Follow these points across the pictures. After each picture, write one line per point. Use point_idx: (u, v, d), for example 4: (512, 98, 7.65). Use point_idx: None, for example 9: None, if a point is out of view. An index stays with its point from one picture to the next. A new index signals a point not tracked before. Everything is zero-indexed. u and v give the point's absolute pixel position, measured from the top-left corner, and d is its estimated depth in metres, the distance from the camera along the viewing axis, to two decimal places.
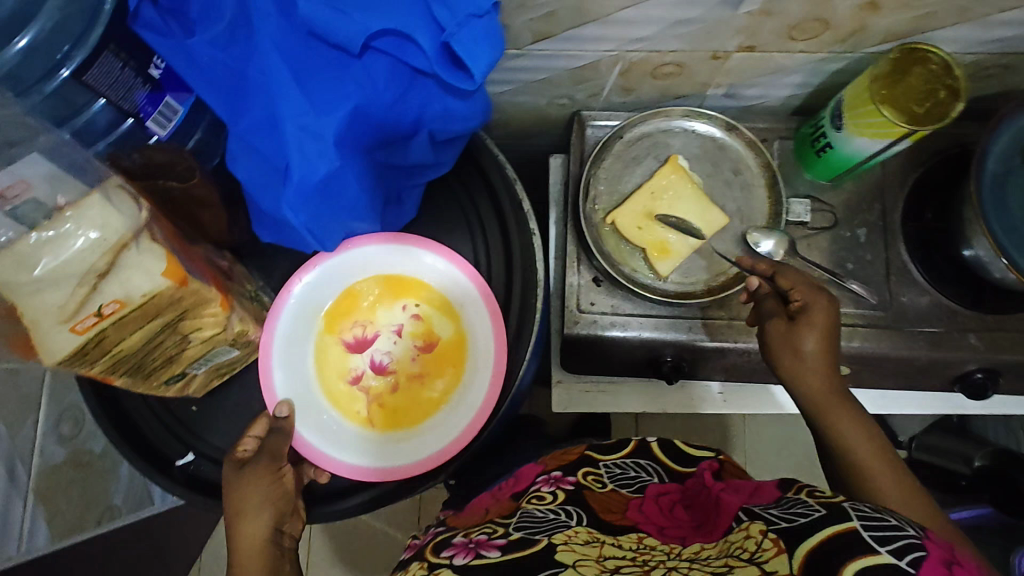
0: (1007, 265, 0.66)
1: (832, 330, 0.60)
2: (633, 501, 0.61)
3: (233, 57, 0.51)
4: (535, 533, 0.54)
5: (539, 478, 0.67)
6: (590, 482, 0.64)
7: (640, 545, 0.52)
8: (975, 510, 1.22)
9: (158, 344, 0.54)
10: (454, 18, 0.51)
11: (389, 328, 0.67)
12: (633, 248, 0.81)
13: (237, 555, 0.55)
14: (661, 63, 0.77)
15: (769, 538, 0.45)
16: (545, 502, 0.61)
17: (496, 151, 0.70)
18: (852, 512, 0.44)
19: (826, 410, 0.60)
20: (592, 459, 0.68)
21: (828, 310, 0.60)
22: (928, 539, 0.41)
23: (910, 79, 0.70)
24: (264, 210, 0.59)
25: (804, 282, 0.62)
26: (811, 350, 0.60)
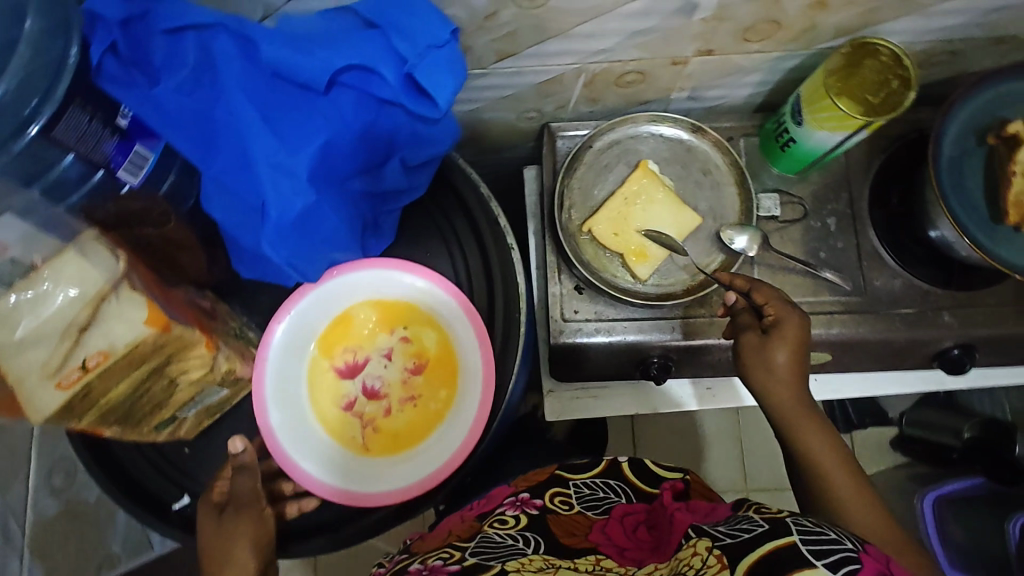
0: (969, 244, 0.68)
1: (802, 345, 0.61)
2: (597, 522, 0.63)
3: (199, 102, 0.52)
4: (489, 559, 0.54)
5: (507, 501, 0.68)
6: (556, 504, 0.66)
7: (596, 566, 0.55)
8: (966, 482, 1.27)
9: (145, 391, 0.54)
10: (415, 49, 0.53)
11: (380, 352, 0.67)
12: (611, 254, 0.82)
13: None
14: (623, 72, 0.79)
15: (713, 554, 0.45)
16: (508, 526, 0.62)
17: (469, 170, 0.71)
18: (794, 526, 0.45)
19: (794, 424, 0.61)
20: (562, 479, 0.70)
21: (800, 325, 0.61)
22: (865, 552, 0.43)
23: (864, 71, 0.73)
24: (244, 248, 0.60)
25: (776, 298, 0.64)
26: (782, 364, 0.61)
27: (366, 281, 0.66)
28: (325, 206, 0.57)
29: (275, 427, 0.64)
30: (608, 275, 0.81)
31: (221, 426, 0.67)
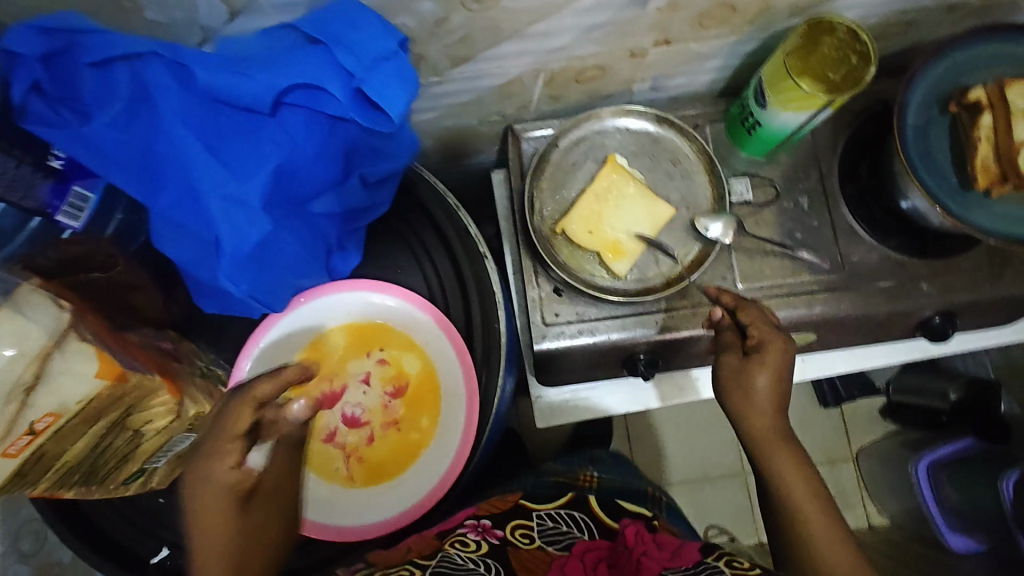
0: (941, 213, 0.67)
1: (783, 380, 0.61)
2: (556, 560, 0.61)
3: (139, 137, 0.50)
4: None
5: (467, 524, 0.64)
6: (517, 537, 0.63)
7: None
8: (958, 444, 1.24)
9: (107, 446, 0.51)
10: (359, 63, 0.49)
11: (357, 378, 0.65)
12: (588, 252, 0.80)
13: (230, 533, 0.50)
14: (582, 68, 0.77)
15: None
16: (469, 551, 0.61)
17: (432, 180, 0.69)
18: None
19: (772, 454, 0.59)
20: (526, 510, 0.66)
21: (784, 358, 0.61)
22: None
23: (822, 49, 0.72)
24: (203, 284, 0.57)
25: (765, 328, 0.64)
26: (763, 390, 0.60)
27: (336, 307, 0.65)
28: (283, 234, 0.54)
29: None
30: (585, 275, 0.80)
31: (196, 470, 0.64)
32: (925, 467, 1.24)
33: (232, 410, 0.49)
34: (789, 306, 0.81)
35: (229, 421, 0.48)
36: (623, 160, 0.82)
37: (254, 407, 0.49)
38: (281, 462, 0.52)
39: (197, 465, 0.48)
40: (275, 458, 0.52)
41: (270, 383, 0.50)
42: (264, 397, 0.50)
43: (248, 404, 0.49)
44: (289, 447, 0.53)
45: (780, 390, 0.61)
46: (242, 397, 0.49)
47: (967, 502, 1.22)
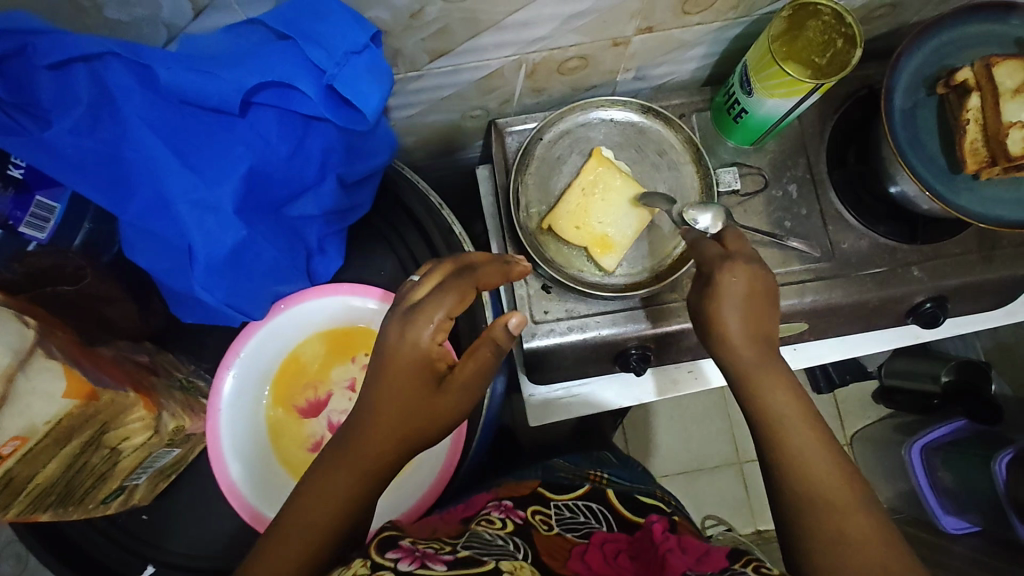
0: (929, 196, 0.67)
1: (759, 291, 0.54)
2: (576, 547, 0.58)
3: (101, 141, 0.47)
4: (482, 554, 0.52)
5: (490, 505, 0.66)
6: (538, 521, 0.63)
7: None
8: (950, 425, 1.28)
9: (83, 464, 0.49)
10: (331, 58, 0.47)
11: (342, 385, 0.63)
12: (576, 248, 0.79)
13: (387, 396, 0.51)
14: (564, 59, 0.75)
15: None
16: (495, 528, 0.59)
17: (414, 178, 0.68)
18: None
19: (762, 378, 0.52)
20: (544, 498, 0.69)
21: (743, 277, 0.53)
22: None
23: (807, 32, 0.71)
24: (178, 295, 0.55)
25: (717, 253, 0.56)
26: (737, 328, 0.53)
27: (318, 312, 0.63)
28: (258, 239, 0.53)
29: (236, 482, 0.59)
30: (574, 271, 0.79)
31: (179, 485, 0.62)
32: (917, 449, 1.31)
33: (451, 283, 0.52)
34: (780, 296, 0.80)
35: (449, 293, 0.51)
36: (609, 151, 0.80)
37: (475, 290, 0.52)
38: (477, 362, 0.52)
39: (405, 326, 0.51)
40: (470, 361, 0.52)
41: (498, 274, 0.53)
42: (489, 285, 0.54)
43: (471, 284, 0.52)
44: (491, 351, 0.53)
45: (753, 305, 0.54)
46: (469, 277, 0.52)
47: (959, 484, 1.23)
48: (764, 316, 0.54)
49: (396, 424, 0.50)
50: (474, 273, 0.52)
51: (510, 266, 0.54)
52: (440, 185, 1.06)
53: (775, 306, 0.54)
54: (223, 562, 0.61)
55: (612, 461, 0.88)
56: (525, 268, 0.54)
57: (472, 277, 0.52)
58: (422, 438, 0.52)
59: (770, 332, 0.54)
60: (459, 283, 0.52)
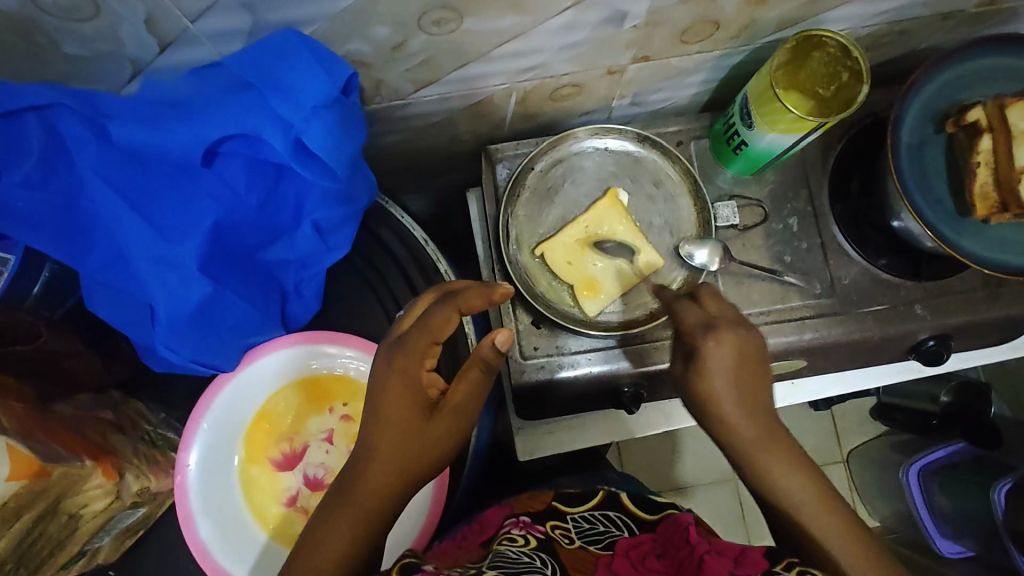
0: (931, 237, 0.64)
1: (749, 358, 0.52)
2: (601, 559, 0.55)
3: (57, 193, 0.45)
4: (508, 574, 0.48)
5: (508, 521, 0.61)
6: (558, 536, 0.58)
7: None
8: (950, 448, 1.22)
9: (38, 537, 0.46)
10: (300, 113, 0.46)
11: (319, 437, 0.61)
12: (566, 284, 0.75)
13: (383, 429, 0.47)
14: (557, 86, 0.72)
15: None
16: (518, 545, 0.55)
17: (399, 215, 0.65)
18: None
19: (766, 459, 0.50)
20: (559, 511, 0.63)
21: (729, 346, 0.51)
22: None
23: (811, 64, 0.68)
24: (142, 349, 0.53)
25: (698, 321, 0.54)
26: (728, 399, 0.51)
27: (293, 361, 0.60)
28: (227, 294, 0.50)
29: (206, 541, 0.57)
30: (563, 307, 0.75)
31: (147, 540, 0.60)
32: (913, 474, 1.24)
33: (435, 310, 0.48)
34: (779, 333, 0.76)
35: (433, 321, 0.48)
36: (626, 198, 0.78)
37: (460, 315, 0.49)
38: (469, 384, 0.50)
39: (391, 358, 0.48)
40: (462, 383, 0.50)
41: (481, 297, 0.50)
42: (472, 309, 0.50)
43: (454, 310, 0.49)
44: (483, 372, 0.51)
45: (744, 370, 0.52)
46: (451, 302, 0.49)
47: (958, 511, 1.18)
48: (758, 385, 0.52)
49: (394, 461, 0.47)
50: (457, 297, 0.49)
51: (494, 288, 0.52)
52: (428, 206, 1.02)
53: (766, 368, 0.53)
54: None
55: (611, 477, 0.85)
56: (507, 288, 0.52)
57: (456, 301, 0.49)
58: (423, 472, 0.49)
59: (766, 401, 0.53)
60: (443, 308, 0.48)
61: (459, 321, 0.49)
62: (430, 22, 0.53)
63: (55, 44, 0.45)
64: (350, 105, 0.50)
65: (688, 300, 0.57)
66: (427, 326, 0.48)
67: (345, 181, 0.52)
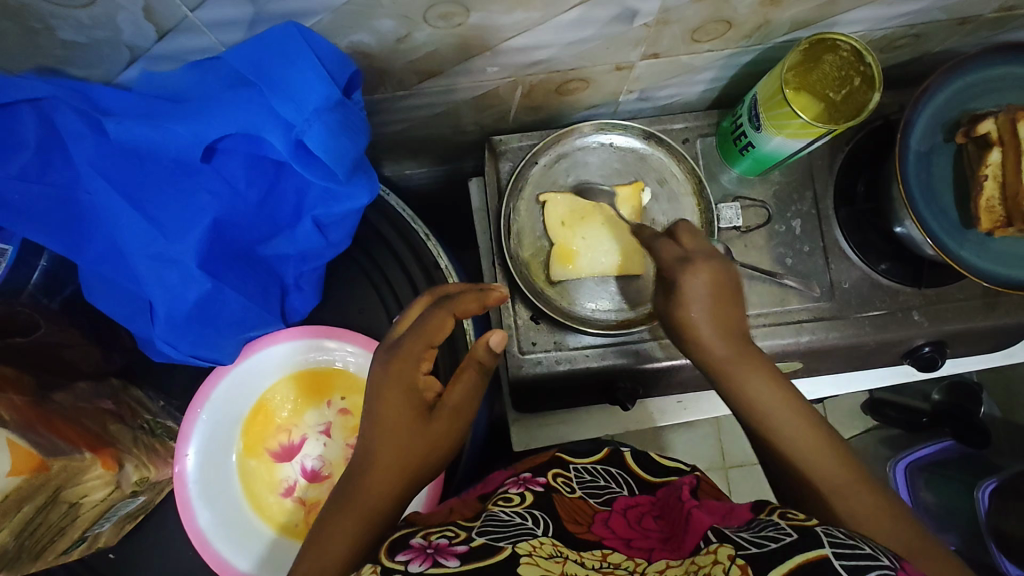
0: (931, 244, 0.63)
1: (726, 288, 0.52)
2: (600, 514, 0.53)
3: (54, 186, 0.45)
4: (497, 539, 0.45)
5: (509, 479, 0.59)
6: (559, 485, 0.57)
7: (603, 563, 0.44)
8: (937, 445, 1.22)
9: (38, 525, 0.46)
10: (301, 112, 0.45)
11: (316, 430, 0.62)
12: (557, 250, 0.75)
13: (381, 425, 0.47)
14: (564, 81, 0.70)
15: (736, 564, 0.37)
16: (512, 504, 0.52)
17: (400, 209, 0.65)
18: (824, 538, 0.39)
19: (736, 373, 0.52)
20: (563, 461, 0.63)
21: (704, 277, 0.51)
22: (903, 570, 0.37)
23: (824, 66, 0.67)
24: (141, 341, 0.54)
25: (675, 256, 0.54)
26: (709, 332, 0.52)
27: (293, 354, 0.61)
28: (226, 292, 0.50)
29: (204, 529, 0.58)
30: (562, 304, 0.75)
31: (145, 527, 0.61)
32: (902, 468, 1.23)
33: (431, 314, 0.51)
34: (776, 336, 0.76)
35: (428, 325, 0.50)
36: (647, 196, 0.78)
37: (454, 319, 0.51)
38: (465, 385, 0.52)
39: (389, 360, 0.49)
40: (458, 384, 0.52)
41: (476, 301, 0.52)
42: (467, 313, 0.52)
43: (448, 314, 0.51)
44: (476, 373, 0.53)
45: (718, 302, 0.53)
46: (446, 307, 0.51)
47: (943, 507, 1.19)
48: (731, 314, 0.53)
49: (395, 459, 0.47)
50: (452, 302, 0.51)
51: (488, 292, 0.53)
52: (430, 193, 1.01)
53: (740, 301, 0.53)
54: None
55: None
56: (502, 292, 0.54)
57: (450, 305, 0.51)
58: (423, 472, 0.49)
59: (741, 328, 0.53)
60: (437, 313, 0.50)
61: (453, 325, 0.52)
62: (436, 15, 0.52)
63: (50, 29, 0.42)
64: (355, 108, 0.48)
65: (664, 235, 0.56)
66: (423, 330, 0.50)
67: (346, 184, 0.49)
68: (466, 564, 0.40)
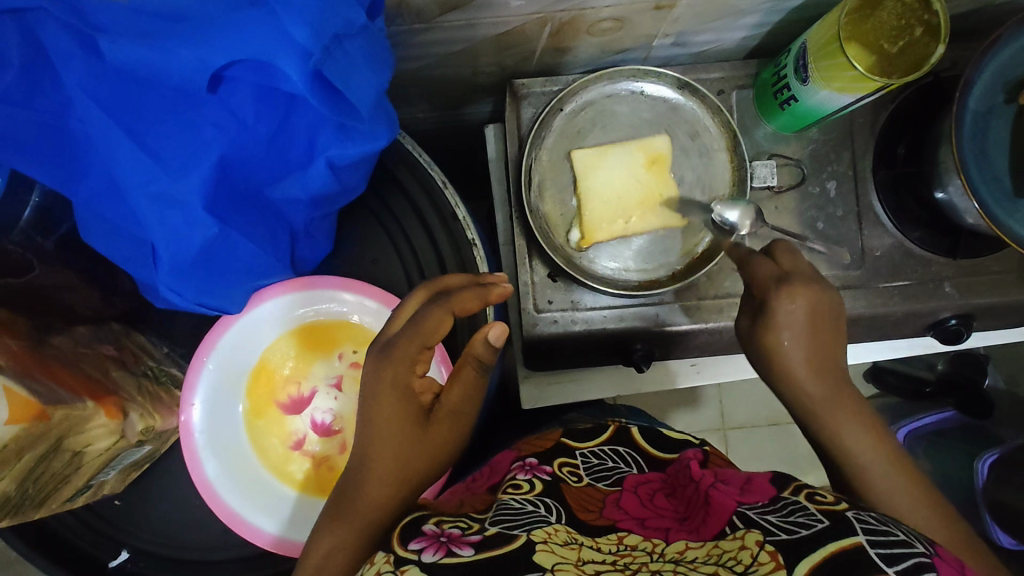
0: (979, 211, 0.59)
1: (820, 314, 0.51)
2: (611, 497, 0.51)
3: (42, 111, 0.41)
4: (511, 528, 0.43)
5: (515, 466, 0.58)
6: (565, 475, 0.55)
7: (621, 546, 0.42)
8: (938, 415, 1.17)
9: (41, 472, 0.45)
10: (319, 39, 0.40)
11: (327, 383, 0.60)
12: (608, 153, 0.71)
13: (367, 435, 0.47)
14: (597, 20, 0.65)
15: (766, 550, 0.37)
16: (522, 493, 0.51)
17: (419, 153, 0.61)
18: (857, 525, 0.38)
19: (827, 413, 0.51)
20: (568, 447, 0.60)
21: (804, 303, 0.50)
22: (938, 556, 0.36)
23: (882, 13, 0.61)
24: (144, 287, 0.52)
25: (771, 274, 0.52)
26: (800, 356, 0.51)
27: (302, 306, 0.59)
28: (234, 236, 0.47)
29: (211, 479, 0.57)
30: (582, 261, 0.72)
31: (151, 474, 0.61)
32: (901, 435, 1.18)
33: (426, 312, 0.47)
34: None
35: (424, 326, 0.47)
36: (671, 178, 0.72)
37: (453, 318, 0.48)
38: (462, 385, 0.49)
39: (380, 366, 0.47)
40: (455, 385, 0.50)
41: (476, 298, 0.48)
42: (466, 311, 0.48)
43: (447, 313, 0.47)
44: (476, 370, 0.49)
45: (815, 326, 0.51)
46: (443, 305, 0.47)
47: (940, 474, 1.15)
48: (827, 341, 0.52)
49: (394, 468, 0.47)
50: (449, 299, 0.47)
51: (489, 289, 0.49)
52: (442, 137, 0.95)
53: (837, 327, 0.52)
54: (194, 554, 0.59)
55: (623, 415, 0.82)
56: (504, 288, 0.50)
57: (447, 303, 0.47)
58: (424, 478, 0.49)
59: (832, 359, 0.52)
60: (433, 310, 0.47)
61: (451, 323, 0.48)
62: None
63: None
64: (371, 36, 0.44)
65: (760, 253, 0.55)
66: (418, 330, 0.46)
67: (366, 122, 0.46)
68: (481, 553, 0.39)
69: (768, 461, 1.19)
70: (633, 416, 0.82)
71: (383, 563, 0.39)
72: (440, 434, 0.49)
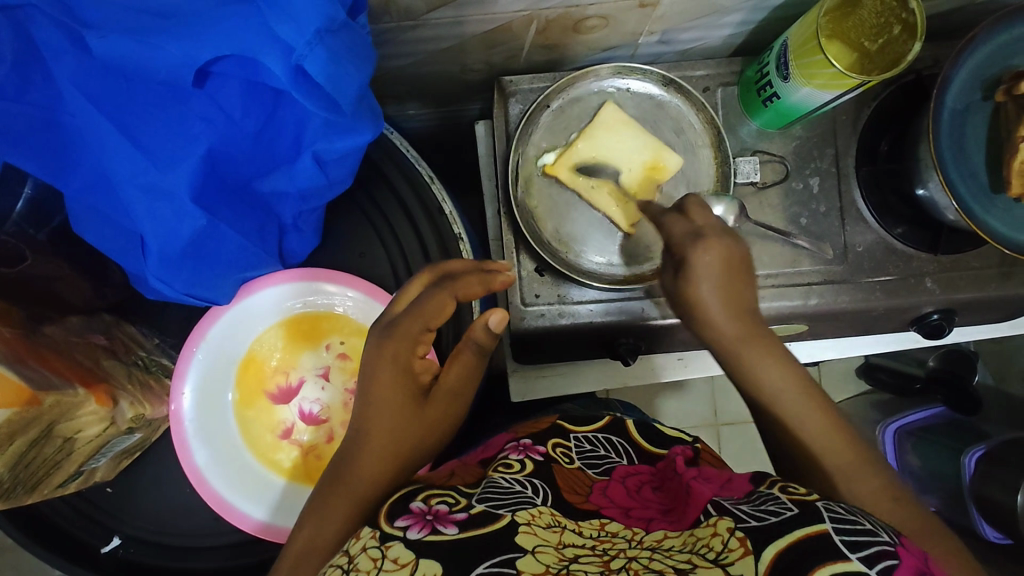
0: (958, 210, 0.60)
1: (735, 263, 0.50)
2: (598, 483, 0.53)
3: (34, 105, 0.42)
4: (497, 507, 0.44)
5: (508, 445, 0.59)
6: (558, 455, 0.56)
7: (602, 531, 0.43)
8: (926, 410, 1.20)
9: (33, 457, 0.46)
10: (303, 35, 0.40)
11: (315, 373, 0.61)
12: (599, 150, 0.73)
13: (364, 408, 0.49)
14: (583, 17, 0.66)
15: (735, 536, 0.38)
16: (513, 471, 0.52)
17: (407, 150, 0.62)
18: (824, 513, 0.39)
19: (751, 356, 0.50)
20: (564, 430, 0.61)
21: (716, 254, 0.49)
22: (902, 546, 0.37)
23: (862, 12, 0.63)
24: (134, 278, 0.53)
25: (684, 231, 0.52)
26: (716, 304, 0.50)
27: (291, 297, 0.60)
28: (222, 227, 0.48)
29: (201, 467, 0.58)
30: (569, 256, 0.73)
31: (143, 463, 0.62)
32: (890, 431, 1.22)
33: (430, 295, 0.49)
34: (784, 297, 0.74)
35: (426, 307, 0.48)
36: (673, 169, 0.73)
37: (455, 302, 0.50)
38: (461, 367, 0.52)
39: (383, 343, 0.49)
40: (454, 366, 0.52)
41: (478, 283, 0.50)
42: (469, 295, 0.50)
43: (449, 296, 0.49)
44: (473, 355, 0.52)
45: (732, 276, 0.51)
46: (448, 288, 0.49)
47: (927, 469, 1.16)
48: (743, 289, 0.51)
49: (383, 446, 0.48)
50: (453, 283, 0.49)
51: (492, 275, 0.51)
52: (433, 134, 0.97)
53: (750, 274, 0.52)
54: (184, 540, 0.61)
55: (614, 406, 0.83)
56: (506, 275, 0.52)
57: (451, 286, 0.49)
58: (412, 462, 0.50)
59: (751, 303, 0.52)
60: (436, 294, 0.49)
61: (454, 307, 0.50)
62: None
63: None
64: (356, 32, 0.44)
65: (674, 211, 0.54)
66: (419, 312, 0.48)
67: (350, 117, 0.47)
68: (466, 532, 0.40)
69: (759, 456, 1.21)
70: (624, 408, 0.84)
71: (369, 538, 0.40)
72: (430, 418, 0.50)
